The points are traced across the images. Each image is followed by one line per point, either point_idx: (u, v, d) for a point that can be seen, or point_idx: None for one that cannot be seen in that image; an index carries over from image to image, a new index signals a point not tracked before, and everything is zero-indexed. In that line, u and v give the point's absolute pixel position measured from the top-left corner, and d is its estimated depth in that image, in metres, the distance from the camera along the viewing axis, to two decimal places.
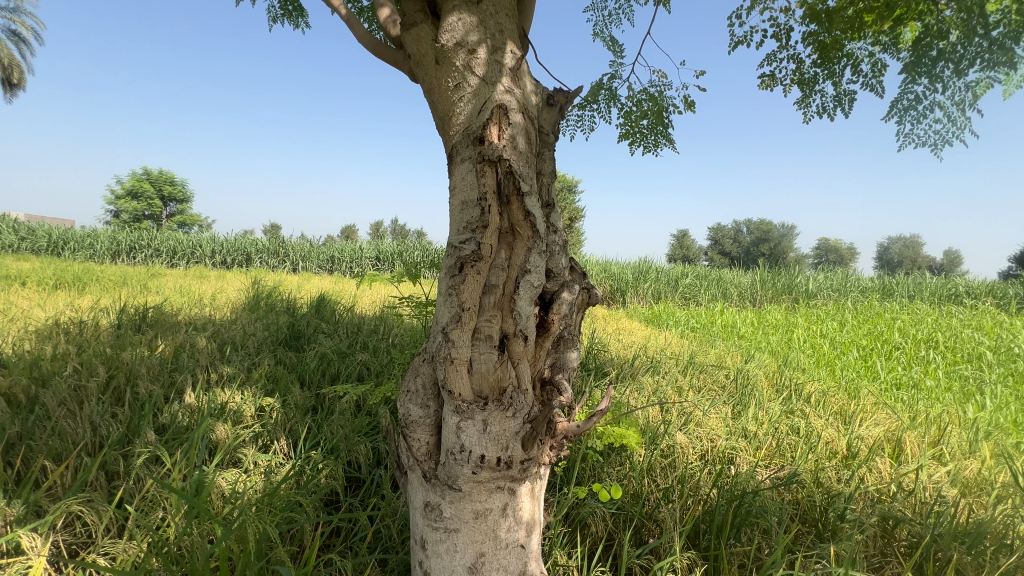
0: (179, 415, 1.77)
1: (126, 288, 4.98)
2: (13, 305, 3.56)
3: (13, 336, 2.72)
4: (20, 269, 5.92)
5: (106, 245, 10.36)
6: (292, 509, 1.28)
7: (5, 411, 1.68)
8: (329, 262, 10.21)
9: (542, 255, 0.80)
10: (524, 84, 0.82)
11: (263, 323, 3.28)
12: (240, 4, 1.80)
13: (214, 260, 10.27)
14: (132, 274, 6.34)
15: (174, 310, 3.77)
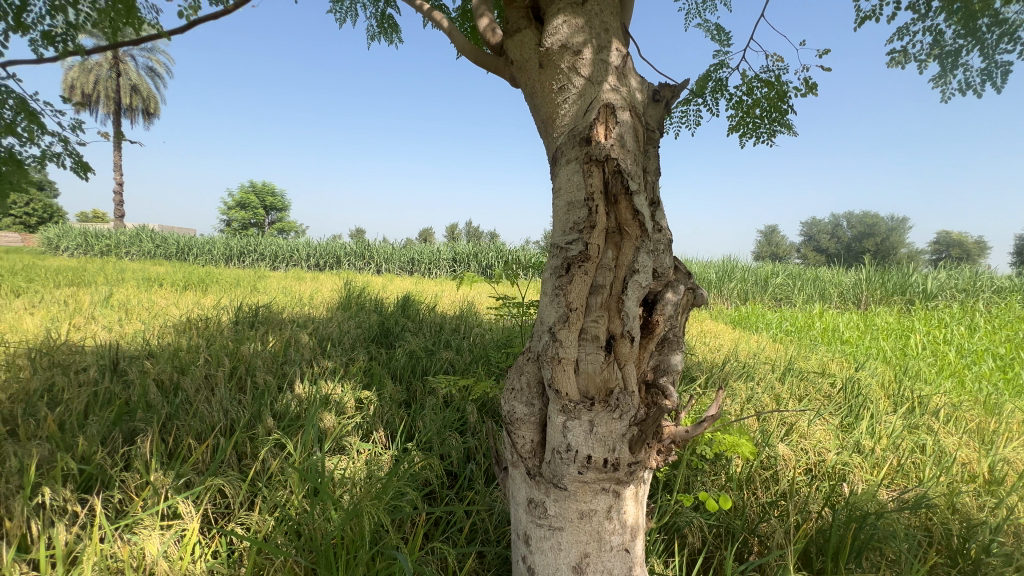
0: (291, 404, 1.95)
1: (240, 289, 5.61)
2: (154, 304, 4.15)
3: (156, 330, 3.17)
4: (157, 272, 6.90)
5: (222, 250, 11.70)
6: (398, 498, 1.35)
7: (157, 394, 1.96)
8: (409, 263, 10.73)
9: (650, 254, 0.78)
10: (629, 82, 0.81)
11: (356, 321, 3.53)
12: (342, 26, 1.96)
13: (309, 263, 11.24)
14: (243, 276, 7.13)
15: (280, 308, 4.18)
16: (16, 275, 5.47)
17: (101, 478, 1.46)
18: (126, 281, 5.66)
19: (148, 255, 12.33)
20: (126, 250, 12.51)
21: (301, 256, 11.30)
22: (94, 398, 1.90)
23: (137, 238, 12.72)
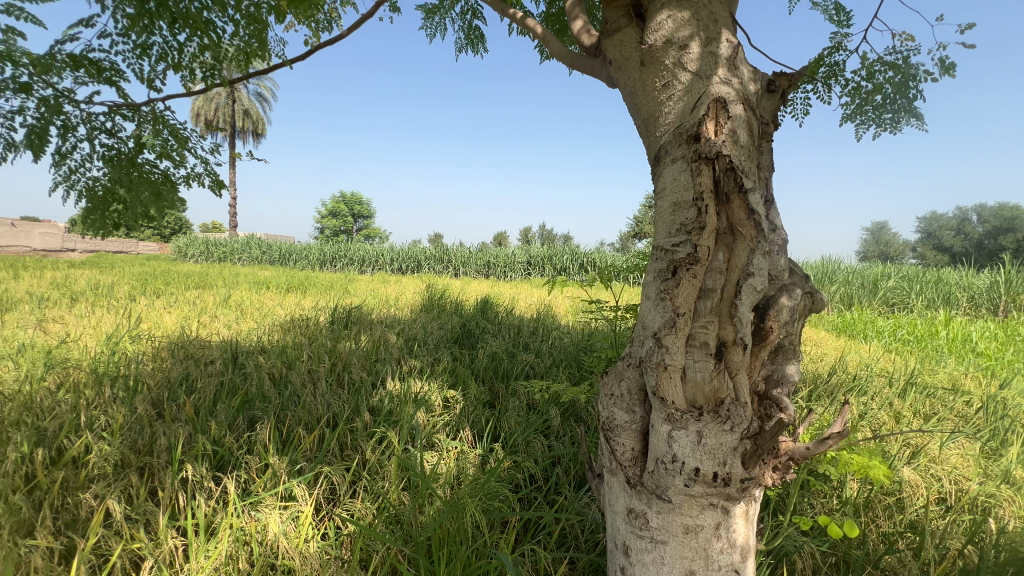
0: (385, 400, 2.07)
1: (334, 291, 6.08)
2: (263, 304, 4.62)
3: (266, 328, 3.53)
4: (265, 275, 7.69)
5: (317, 255, 12.76)
6: (497, 498, 1.39)
7: (271, 386, 2.17)
8: (485, 267, 10.96)
9: (766, 257, 0.73)
10: (741, 73, 0.76)
11: (439, 322, 3.67)
12: (433, 40, 2.05)
13: (393, 267, 11.91)
14: (336, 279, 7.73)
15: (369, 309, 4.46)
16: (157, 279, 6.36)
17: (230, 459, 1.65)
18: (240, 283, 6.38)
19: (256, 260, 13.77)
20: (239, 256, 14.11)
21: (386, 261, 11.99)
22: (220, 388, 2.15)
23: (248, 246, 14.26)
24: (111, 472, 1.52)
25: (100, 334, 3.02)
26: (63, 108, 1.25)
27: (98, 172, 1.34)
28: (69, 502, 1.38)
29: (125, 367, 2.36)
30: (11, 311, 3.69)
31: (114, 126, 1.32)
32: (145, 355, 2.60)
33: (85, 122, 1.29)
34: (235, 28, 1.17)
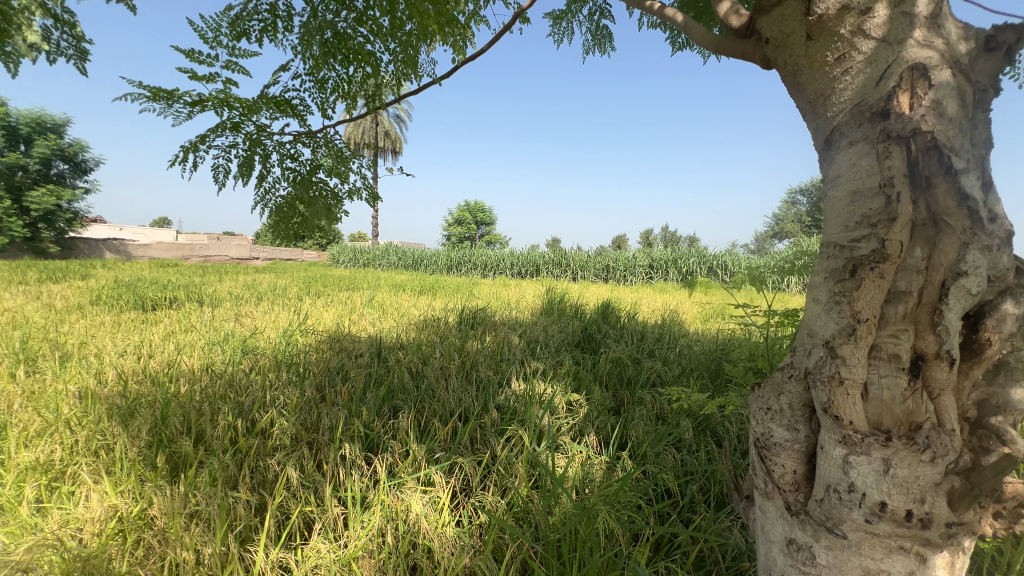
0: (511, 399, 2.14)
1: (460, 293, 6.48)
2: (401, 305, 5.10)
3: (404, 326, 3.89)
4: (401, 279, 8.52)
5: (445, 261, 13.74)
6: (632, 510, 1.34)
7: (410, 379, 2.38)
8: (604, 270, 10.74)
9: (984, 252, 0.60)
10: (946, 32, 0.64)
11: (560, 325, 3.69)
12: (559, 44, 2.07)
13: (513, 271, 12.30)
14: (461, 283, 8.25)
15: (492, 311, 4.66)
16: (318, 282, 7.43)
17: (378, 442, 1.85)
18: (382, 286, 7.15)
19: (394, 266, 15.30)
20: (380, 261, 15.87)
21: (506, 265, 12.44)
22: (369, 379, 2.42)
23: (388, 253, 15.95)
24: (289, 443, 1.80)
25: (278, 328, 3.61)
26: (260, 140, 1.52)
27: (284, 191, 1.59)
28: (260, 465, 1.66)
29: (297, 356, 2.79)
30: (219, 307, 4.60)
31: (295, 150, 1.57)
32: (311, 346, 3.05)
33: (275, 151, 1.55)
34: (391, 55, 1.31)
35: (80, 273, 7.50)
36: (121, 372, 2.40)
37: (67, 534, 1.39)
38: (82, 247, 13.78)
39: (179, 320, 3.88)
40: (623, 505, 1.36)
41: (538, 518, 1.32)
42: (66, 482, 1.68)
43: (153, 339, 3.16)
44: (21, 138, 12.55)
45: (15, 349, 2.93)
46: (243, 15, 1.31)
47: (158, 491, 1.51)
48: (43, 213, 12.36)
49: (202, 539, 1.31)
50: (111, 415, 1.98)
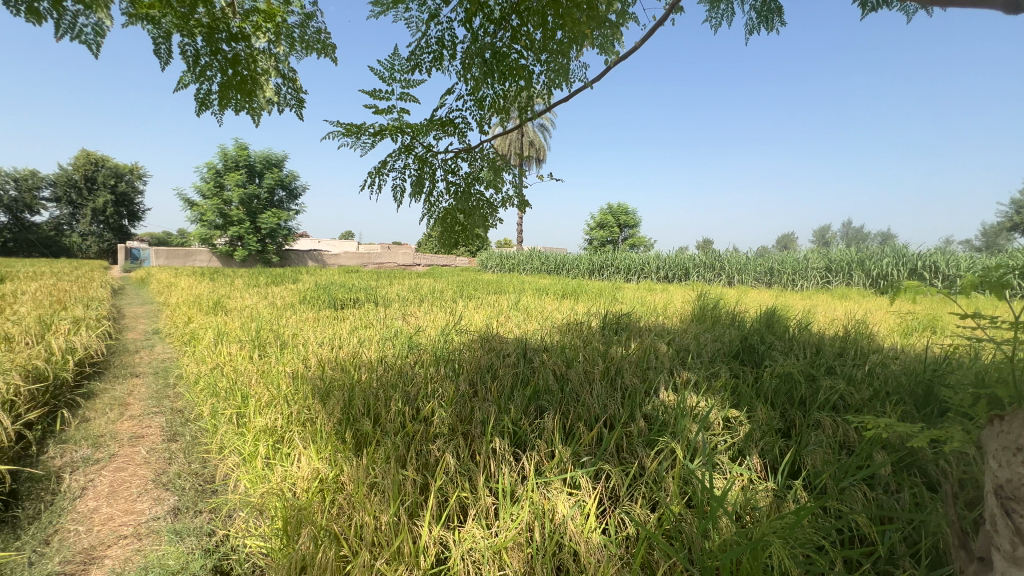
0: (659, 409, 2.04)
1: (603, 298, 6.39)
2: (545, 309, 5.24)
3: (548, 329, 3.98)
4: (544, 283, 8.75)
5: (587, 265, 13.68)
6: (810, 551, 1.17)
7: (554, 381, 2.43)
8: (766, 274, 9.56)
9: None
10: None
11: (714, 334, 3.39)
12: (718, 30, 1.91)
13: (659, 275, 11.71)
14: (603, 288, 8.13)
15: (637, 317, 4.49)
16: (469, 286, 8.04)
17: (526, 440, 1.92)
18: (526, 290, 7.43)
19: (538, 271, 15.75)
20: (525, 266, 16.52)
21: (651, 269, 11.88)
22: (516, 378, 2.53)
23: (532, 259, 16.52)
24: (447, 432, 1.98)
25: (437, 327, 3.99)
26: (426, 159, 1.71)
27: (445, 203, 1.77)
28: (423, 448, 1.85)
29: (453, 353, 3.05)
30: (390, 308, 5.28)
31: (453, 166, 1.72)
32: (464, 345, 3.30)
33: (437, 168, 1.72)
34: (543, 66, 1.36)
35: (292, 278, 9.34)
36: (320, 360, 2.90)
37: (285, 487, 1.73)
38: (293, 257, 17.12)
39: (360, 318, 4.56)
40: (798, 543, 1.19)
41: (694, 541, 1.23)
42: (284, 445, 2.10)
43: (342, 333, 3.77)
44: (256, 172, 16.14)
45: (252, 337, 3.76)
46: (415, 50, 1.49)
47: (347, 461, 1.78)
48: (269, 231, 15.69)
49: (380, 507, 1.52)
50: (313, 394, 2.41)
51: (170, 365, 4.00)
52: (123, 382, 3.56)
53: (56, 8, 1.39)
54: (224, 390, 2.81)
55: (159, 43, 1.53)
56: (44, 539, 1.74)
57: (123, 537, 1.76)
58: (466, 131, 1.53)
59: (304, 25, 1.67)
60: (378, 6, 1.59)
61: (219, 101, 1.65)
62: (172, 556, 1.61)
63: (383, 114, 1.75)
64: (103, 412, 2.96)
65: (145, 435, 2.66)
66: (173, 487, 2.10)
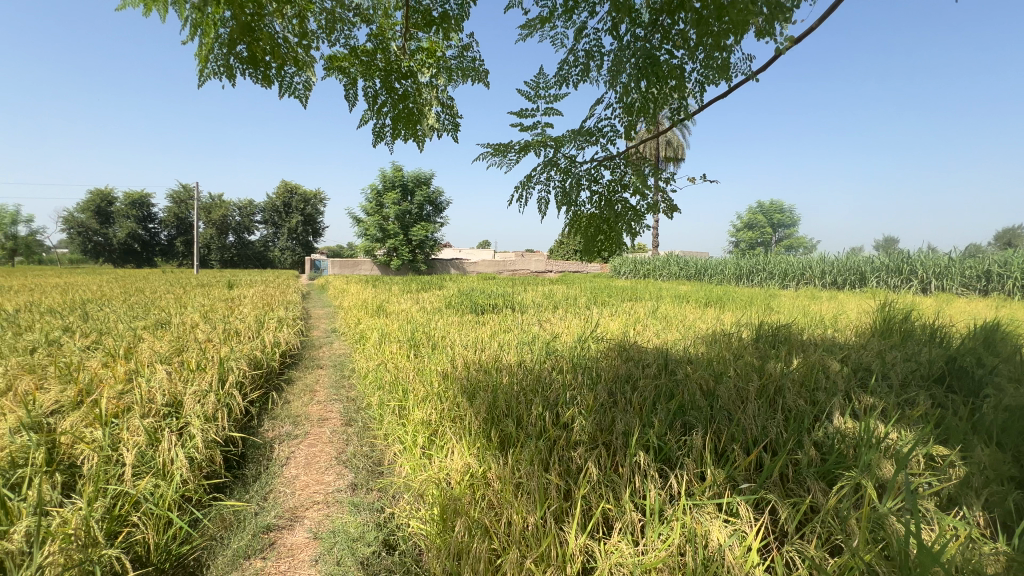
0: (834, 437, 1.76)
1: (755, 306, 5.76)
2: (686, 318, 4.91)
3: (691, 340, 3.72)
4: (683, 290, 8.22)
5: (733, 270, 12.48)
6: None
7: (702, 396, 2.25)
8: (981, 279, 7.63)
9: None
10: None
11: (905, 352, 2.82)
12: None
13: (825, 280, 10.13)
14: (755, 295, 7.33)
15: (799, 329, 3.95)
16: (604, 293, 7.91)
17: (672, 458, 1.82)
18: (664, 297, 7.06)
19: (675, 277, 14.83)
20: (661, 272, 15.72)
21: (814, 274, 10.34)
22: (658, 391, 2.41)
23: (669, 264, 15.63)
24: (588, 441, 1.97)
25: (572, 334, 4.02)
26: (569, 169, 1.74)
27: (588, 209, 1.79)
28: (565, 454, 1.87)
29: (589, 361, 3.03)
30: (526, 314, 5.46)
31: (595, 173, 1.72)
32: (601, 353, 3.26)
33: (579, 176, 1.75)
34: (697, 63, 1.29)
35: (439, 285, 10.28)
36: (466, 361, 3.13)
37: (441, 477, 1.90)
38: (439, 265, 18.77)
39: (499, 323, 4.80)
40: None
41: None
42: (438, 438, 2.31)
43: (484, 337, 4.01)
44: (409, 191, 18.13)
45: (408, 338, 4.22)
46: (562, 66, 1.53)
47: (494, 459, 1.89)
48: (419, 242, 17.47)
49: (527, 508, 1.57)
50: (461, 393, 2.61)
51: (345, 360, 4.68)
52: (312, 372, 4.28)
53: (281, 72, 1.75)
54: (388, 384, 3.20)
55: (349, 89, 1.83)
56: (263, 496, 2.17)
57: (317, 502, 2.11)
58: (612, 138, 1.52)
59: (460, 56, 1.84)
60: (525, 28, 1.67)
61: (391, 132, 1.90)
62: (353, 524, 1.89)
63: (528, 130, 1.82)
64: (299, 397, 3.59)
65: (329, 419, 3.15)
66: (351, 465, 2.45)
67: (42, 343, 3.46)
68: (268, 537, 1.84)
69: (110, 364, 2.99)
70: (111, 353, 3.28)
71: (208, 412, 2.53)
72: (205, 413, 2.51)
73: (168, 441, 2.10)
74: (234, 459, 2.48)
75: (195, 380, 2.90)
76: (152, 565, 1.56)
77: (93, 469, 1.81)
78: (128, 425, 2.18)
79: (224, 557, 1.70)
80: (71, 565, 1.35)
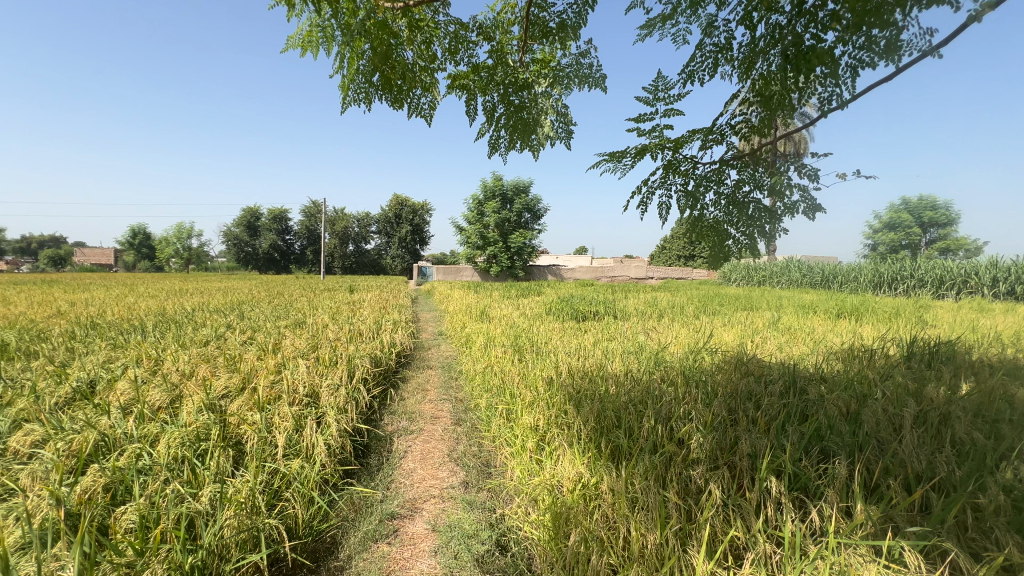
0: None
1: (902, 319, 4.95)
2: (814, 330, 4.39)
3: (822, 355, 3.31)
4: (808, 299, 7.35)
5: (870, 277, 10.87)
6: None
7: (842, 420, 1.98)
8: None
9: None
10: None
11: None
12: None
13: (998, 290, 8.39)
14: (901, 305, 6.31)
15: (966, 347, 3.32)
16: (713, 301, 7.38)
17: (810, 487, 1.63)
18: (785, 307, 6.37)
19: (796, 284, 13.31)
20: (778, 280, 14.28)
21: (982, 282, 8.60)
22: (786, 412, 2.17)
23: (789, 271, 14.09)
24: (708, 460, 1.84)
25: (682, 344, 3.79)
26: (692, 171, 1.66)
27: (711, 214, 1.68)
28: (683, 472, 1.76)
29: (703, 374, 2.84)
30: (629, 322, 5.29)
31: (721, 175, 1.61)
32: (715, 366, 3.04)
33: (702, 179, 1.65)
34: (850, 46, 1.15)
35: (537, 291, 10.38)
36: (570, 368, 3.11)
37: (552, 483, 1.90)
38: (536, 272, 18.96)
39: (602, 330, 4.69)
40: None
41: None
42: (546, 443, 2.32)
43: (587, 344, 3.95)
44: (509, 199, 18.62)
45: (512, 343, 4.31)
46: (688, 65, 1.46)
47: (606, 470, 1.84)
48: (518, 249, 17.81)
49: (645, 525, 1.51)
50: (567, 400, 2.59)
51: (452, 362, 4.92)
52: (423, 372, 4.56)
53: (409, 94, 1.90)
54: (494, 387, 3.29)
55: (469, 105, 1.93)
56: (386, 485, 2.35)
57: (433, 496, 2.23)
58: (744, 135, 1.41)
59: (576, 64, 1.84)
60: (644, 29, 1.63)
61: (506, 143, 1.96)
62: (467, 521, 1.96)
63: (645, 133, 1.77)
64: (413, 394, 3.85)
65: (440, 417, 3.32)
66: (462, 463, 2.56)
67: (213, 337, 4.11)
68: (392, 524, 1.98)
69: (263, 357, 3.46)
70: (263, 348, 3.80)
71: (340, 403, 2.81)
72: (338, 404, 2.80)
73: (310, 428, 2.37)
74: (360, 448, 2.73)
75: (328, 375, 3.24)
76: (301, 537, 1.77)
77: (255, 447, 2.10)
78: (278, 411, 2.50)
79: (356, 538, 1.87)
80: (242, 528, 1.58)
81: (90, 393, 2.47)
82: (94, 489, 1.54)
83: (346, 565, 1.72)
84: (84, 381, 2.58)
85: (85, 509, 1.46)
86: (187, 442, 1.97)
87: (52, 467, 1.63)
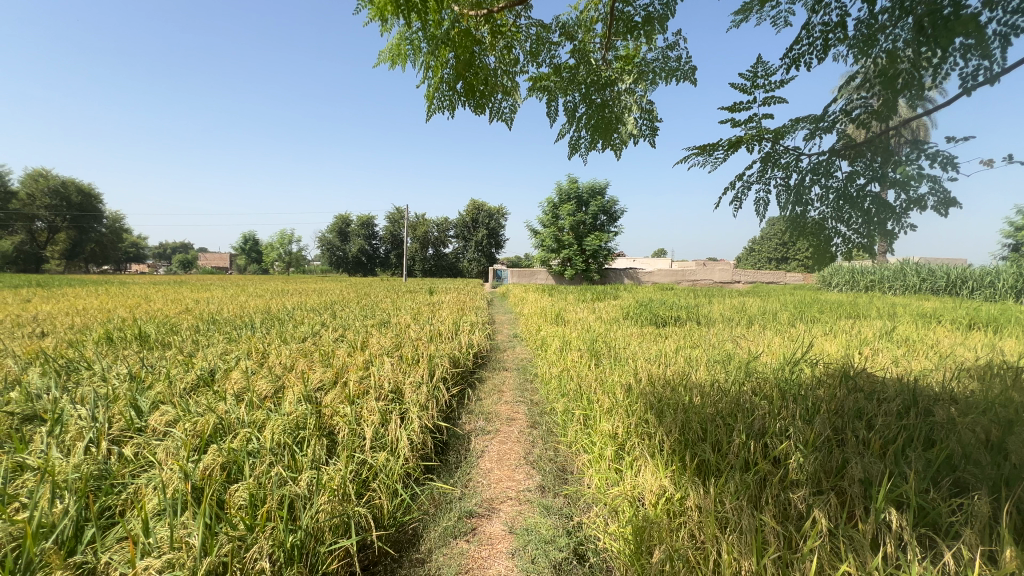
0: None
1: None
2: (940, 342, 3.82)
3: (952, 371, 2.87)
4: (931, 308, 6.42)
5: (1011, 283, 9.26)
6: None
7: (982, 448, 1.69)
8: None
9: None
10: None
11: None
12: None
13: None
14: None
15: None
16: (811, 308, 6.73)
17: (940, 524, 1.41)
18: (902, 316, 5.63)
19: (913, 289, 11.77)
20: (889, 284, 12.74)
21: None
22: (907, 434, 1.89)
23: (904, 274, 12.48)
24: (811, 483, 1.66)
25: (776, 355, 3.47)
26: (795, 164, 1.51)
27: (817, 211, 1.52)
28: (783, 494, 1.60)
29: (803, 387, 2.58)
30: (714, 328, 4.98)
31: (830, 167, 1.45)
32: (817, 378, 2.75)
33: (807, 172, 1.50)
34: (999, 9, 0.98)
35: (614, 295, 10.17)
36: (650, 375, 2.98)
37: (634, 495, 1.82)
38: (612, 275, 18.55)
39: (684, 337, 4.47)
40: None
41: None
42: (626, 452, 2.24)
43: (669, 351, 3.77)
44: (584, 201, 18.32)
45: (588, 348, 4.22)
46: (792, 49, 1.34)
47: (692, 485, 1.73)
48: (593, 252, 17.44)
49: (739, 549, 1.39)
50: (648, 408, 2.47)
51: (527, 365, 4.92)
52: (499, 373, 4.62)
53: (491, 99, 1.93)
54: (571, 391, 3.23)
55: (550, 107, 1.92)
56: (465, 483, 2.39)
57: (510, 497, 2.24)
58: (860, 121, 1.26)
59: (662, 57, 1.76)
60: (740, 13, 1.52)
61: (587, 142, 1.93)
62: (545, 526, 1.94)
63: (741, 124, 1.64)
64: (489, 394, 3.91)
65: (516, 419, 3.34)
66: (538, 467, 2.54)
67: (311, 334, 4.48)
68: (470, 522, 2.01)
69: (352, 353, 3.71)
70: (353, 345, 4.07)
71: (422, 401, 2.92)
72: (420, 402, 2.91)
73: (394, 423, 2.48)
74: (440, 445, 2.82)
75: (411, 373, 3.39)
76: (386, 527, 1.85)
77: (346, 439, 2.23)
78: (366, 405, 2.65)
79: (436, 533, 1.92)
80: (335, 514, 1.68)
81: (211, 380, 2.79)
82: (213, 467, 1.73)
83: (427, 558, 1.77)
84: (206, 370, 2.92)
85: (207, 484, 1.65)
86: (288, 430, 2.15)
87: (181, 445, 1.85)
